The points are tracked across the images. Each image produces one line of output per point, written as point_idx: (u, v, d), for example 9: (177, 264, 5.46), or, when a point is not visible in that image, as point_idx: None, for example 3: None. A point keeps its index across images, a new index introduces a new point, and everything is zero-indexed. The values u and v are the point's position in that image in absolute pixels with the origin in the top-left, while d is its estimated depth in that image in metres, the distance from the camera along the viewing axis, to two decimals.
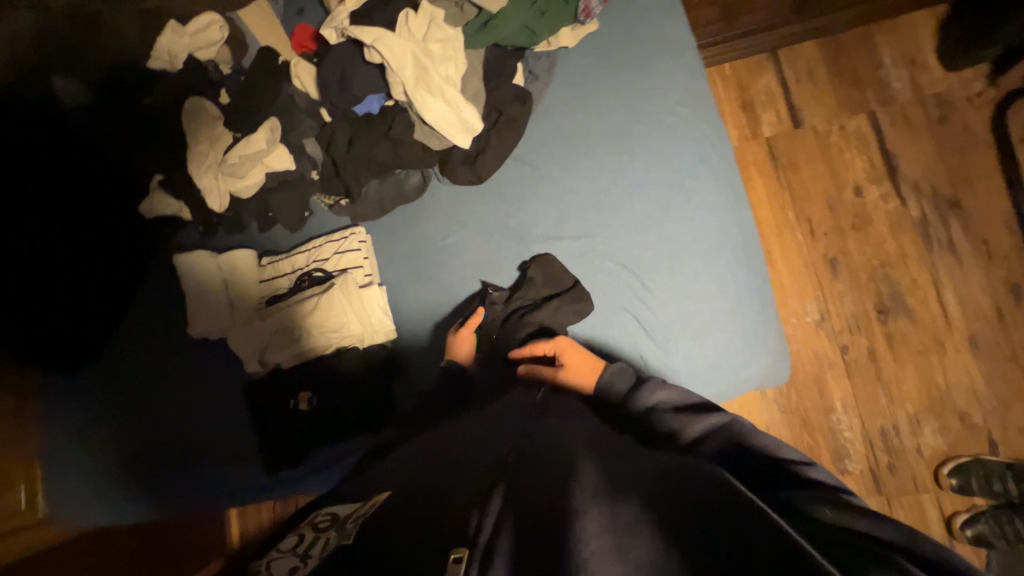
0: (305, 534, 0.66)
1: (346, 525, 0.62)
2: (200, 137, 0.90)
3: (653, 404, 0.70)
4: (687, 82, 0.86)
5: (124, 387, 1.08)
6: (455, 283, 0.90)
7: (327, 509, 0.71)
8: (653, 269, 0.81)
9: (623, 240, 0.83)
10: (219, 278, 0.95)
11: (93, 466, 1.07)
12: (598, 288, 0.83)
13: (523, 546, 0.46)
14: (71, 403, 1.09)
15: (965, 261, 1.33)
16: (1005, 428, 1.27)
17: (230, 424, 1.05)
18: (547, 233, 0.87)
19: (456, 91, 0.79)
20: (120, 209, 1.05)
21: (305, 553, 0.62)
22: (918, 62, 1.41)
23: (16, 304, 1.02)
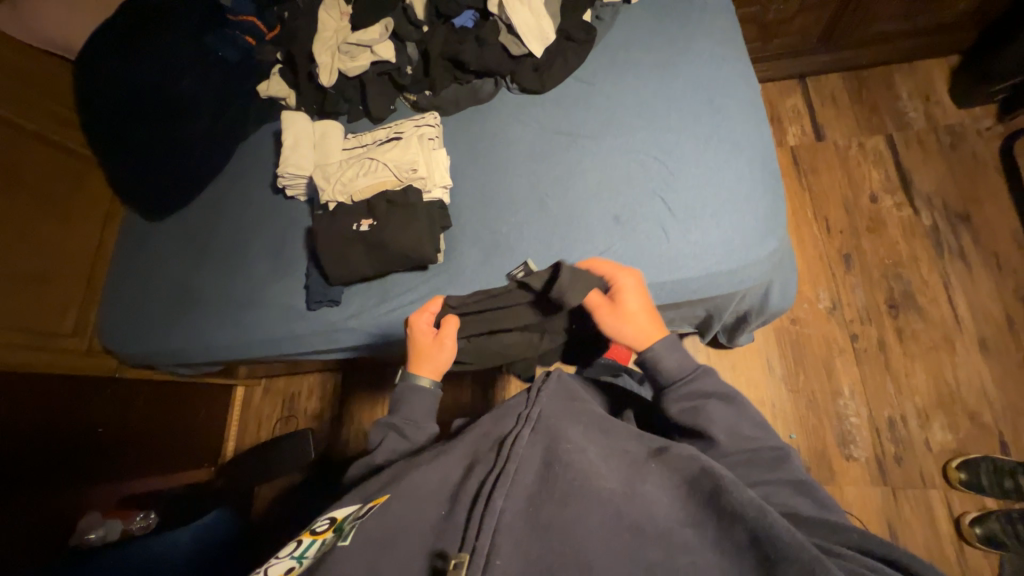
0: (303, 539, 0.68)
1: (342, 527, 0.63)
2: (329, 26, 1.13)
3: (694, 408, 0.70)
4: (726, 30, 1.04)
5: (207, 234, 1.28)
6: (509, 164, 1.05)
7: (326, 514, 0.71)
8: (682, 164, 0.94)
9: (659, 140, 0.97)
10: (312, 140, 1.13)
11: (143, 311, 1.29)
12: (632, 173, 0.96)
13: (527, 547, 0.54)
14: (157, 247, 1.32)
15: (975, 269, 1.41)
16: (1017, 432, 1.26)
17: (268, 278, 1.18)
18: (593, 131, 1.02)
19: (539, 3, 1.02)
20: (240, 87, 1.27)
21: (302, 554, 0.64)
22: (932, 98, 1.59)
23: (145, 151, 1.26)
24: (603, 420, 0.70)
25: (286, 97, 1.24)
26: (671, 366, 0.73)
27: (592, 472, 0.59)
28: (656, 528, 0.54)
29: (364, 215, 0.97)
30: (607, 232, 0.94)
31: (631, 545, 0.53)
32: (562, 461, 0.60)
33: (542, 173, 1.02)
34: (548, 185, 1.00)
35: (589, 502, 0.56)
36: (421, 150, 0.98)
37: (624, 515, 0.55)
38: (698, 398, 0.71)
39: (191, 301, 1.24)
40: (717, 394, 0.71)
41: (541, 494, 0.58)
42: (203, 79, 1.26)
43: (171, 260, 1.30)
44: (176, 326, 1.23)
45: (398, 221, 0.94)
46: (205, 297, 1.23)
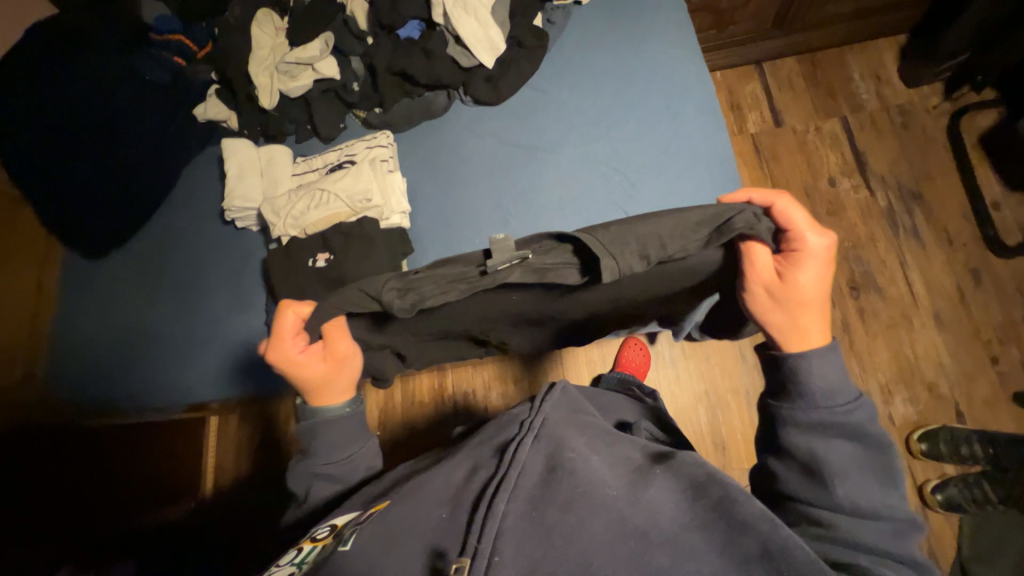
0: (302, 546, 0.60)
1: (346, 530, 0.56)
2: (263, 43, 1.05)
3: (819, 433, 0.57)
4: (680, 30, 1.01)
5: (156, 273, 1.21)
6: (471, 182, 1.01)
7: (326, 520, 0.64)
8: (644, 178, 0.94)
9: (622, 153, 0.96)
10: (259, 169, 1.07)
11: (95, 357, 1.22)
12: (597, 189, 0.95)
13: (530, 552, 0.46)
14: (105, 287, 1.25)
15: (928, 246, 1.46)
16: (971, 400, 1.33)
17: (227, 315, 1.13)
18: (555, 143, 0.99)
19: (486, 12, 0.97)
20: (174, 110, 1.18)
21: (300, 560, 0.57)
22: (883, 78, 1.61)
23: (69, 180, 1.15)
24: (605, 433, 0.65)
25: (228, 119, 1.16)
26: (817, 381, 0.58)
27: (596, 476, 0.53)
28: (661, 536, 0.47)
29: (319, 249, 0.93)
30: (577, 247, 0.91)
31: (636, 552, 0.46)
32: (566, 463, 0.54)
33: (503, 190, 0.99)
34: (511, 201, 0.98)
35: (593, 507, 0.49)
36: (372, 176, 0.93)
37: (630, 519, 0.48)
38: (833, 431, 0.57)
39: (147, 342, 1.18)
40: (852, 427, 0.56)
41: (543, 496, 0.51)
42: (132, 106, 1.17)
43: (121, 304, 1.23)
44: (136, 370, 1.17)
45: (355, 253, 0.90)
46: (161, 338, 1.17)
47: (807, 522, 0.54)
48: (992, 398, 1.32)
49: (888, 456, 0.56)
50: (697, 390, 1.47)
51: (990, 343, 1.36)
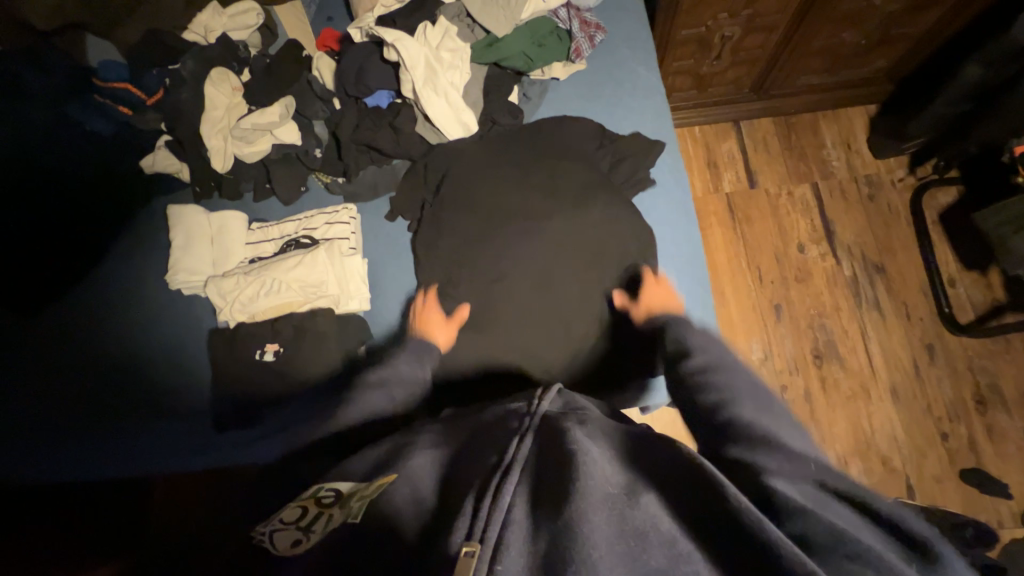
0: (307, 507, 0.61)
1: (353, 503, 0.58)
2: (218, 103, 1.00)
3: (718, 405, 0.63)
4: (655, 121, 1.03)
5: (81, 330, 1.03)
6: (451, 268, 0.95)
7: (328, 482, 0.64)
8: (621, 276, 0.93)
9: (601, 249, 0.94)
10: (207, 236, 1.00)
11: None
12: (577, 286, 0.92)
13: (532, 549, 0.46)
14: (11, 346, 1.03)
15: (888, 319, 1.50)
16: (922, 475, 1.37)
17: (181, 381, 0.99)
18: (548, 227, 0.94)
19: (458, 94, 0.94)
20: (119, 160, 1.09)
21: (307, 527, 0.58)
22: (854, 147, 1.66)
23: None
24: (607, 421, 0.65)
25: (179, 172, 1.07)
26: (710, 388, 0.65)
27: (601, 472, 0.49)
28: (672, 537, 0.44)
29: (268, 339, 0.92)
30: (552, 350, 0.91)
31: (635, 553, 0.43)
32: (564, 457, 0.52)
33: (482, 278, 0.93)
34: (490, 293, 0.92)
35: (598, 500, 0.46)
36: (328, 264, 0.93)
37: (631, 518, 0.45)
38: (723, 398, 0.63)
39: (54, 420, 0.99)
40: (725, 399, 0.62)
41: (549, 493, 0.49)
42: (76, 154, 1.08)
43: (19, 366, 1.02)
44: (44, 459, 0.97)
45: (307, 351, 0.92)
46: (83, 412, 0.99)
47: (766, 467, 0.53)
48: (941, 474, 1.37)
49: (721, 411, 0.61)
50: None
51: (941, 419, 1.41)
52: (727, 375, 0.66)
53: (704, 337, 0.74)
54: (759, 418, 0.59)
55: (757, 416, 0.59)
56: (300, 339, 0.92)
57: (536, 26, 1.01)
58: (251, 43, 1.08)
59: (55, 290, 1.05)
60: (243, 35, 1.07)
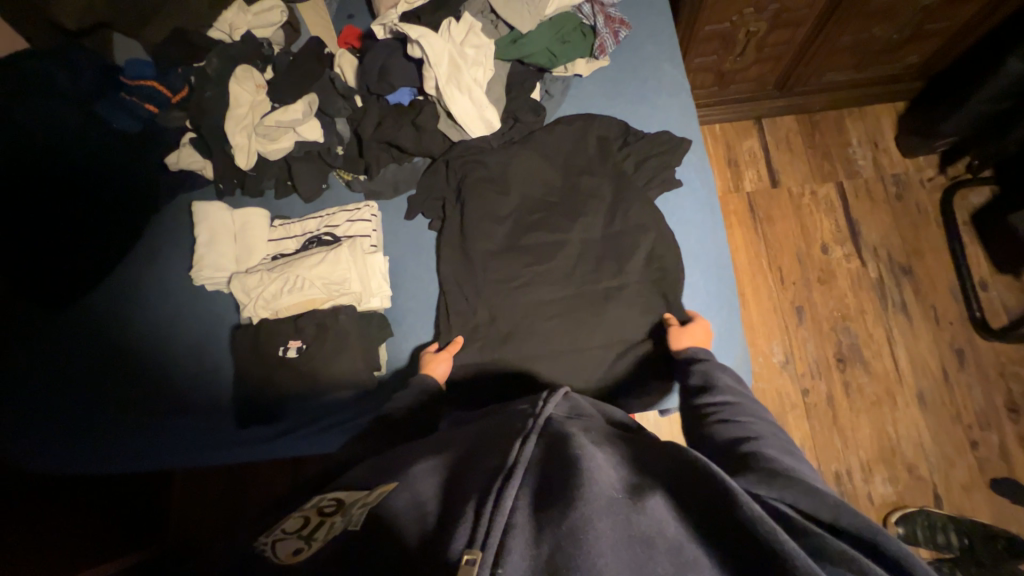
0: (309, 518, 0.60)
1: (355, 512, 0.57)
2: (242, 100, 1.00)
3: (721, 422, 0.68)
4: (680, 118, 1.01)
5: (108, 324, 1.06)
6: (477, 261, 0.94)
7: (331, 493, 0.65)
8: (644, 276, 0.92)
9: (629, 246, 0.93)
10: (231, 232, 1.01)
11: (26, 417, 1.01)
12: (601, 282, 0.92)
13: (536, 549, 0.47)
14: (41, 338, 1.05)
15: (916, 323, 1.46)
16: (950, 483, 1.33)
17: (204, 376, 1.00)
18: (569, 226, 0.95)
19: (482, 91, 0.93)
20: (145, 157, 1.10)
21: (310, 536, 0.57)
22: (880, 146, 1.61)
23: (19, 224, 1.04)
24: (606, 429, 0.68)
25: (202, 169, 1.08)
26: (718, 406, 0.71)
27: (602, 476, 0.52)
28: (666, 542, 0.46)
29: (291, 336, 0.93)
30: (575, 345, 0.90)
31: (637, 559, 0.45)
32: (567, 461, 0.55)
33: (508, 272, 0.93)
34: (515, 287, 0.93)
35: (597, 503, 0.49)
36: (351, 262, 0.92)
37: (634, 521, 0.48)
38: (729, 418, 0.68)
39: (82, 411, 1.01)
40: (731, 420, 0.67)
41: (551, 495, 0.51)
42: (104, 151, 1.10)
43: (47, 358, 1.04)
44: (71, 450, 0.99)
45: (329, 348, 0.91)
46: (108, 404, 1.01)
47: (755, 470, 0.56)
48: (970, 483, 1.32)
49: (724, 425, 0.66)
50: None
51: (971, 427, 1.37)
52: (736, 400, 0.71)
53: (730, 375, 0.77)
54: (776, 452, 0.60)
55: (778, 454, 0.59)
56: (322, 336, 0.92)
57: (560, 22, 1.00)
58: (274, 41, 1.09)
59: (83, 285, 1.07)
60: (267, 33, 1.08)
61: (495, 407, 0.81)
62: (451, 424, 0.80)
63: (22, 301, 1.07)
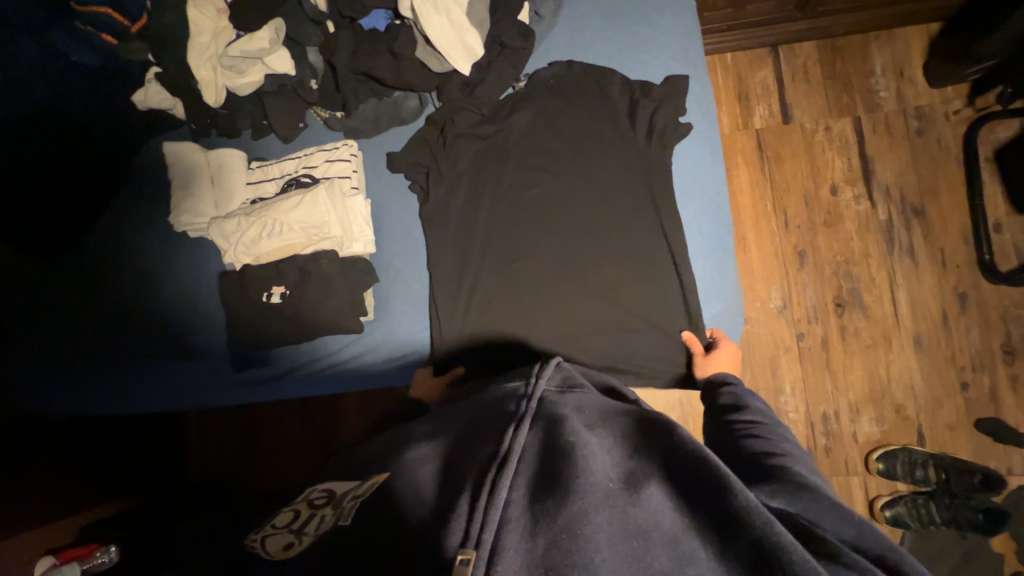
0: (300, 511, 0.70)
1: (342, 505, 0.66)
2: (204, 28, 0.92)
3: (752, 438, 0.68)
4: (684, 42, 0.92)
5: (96, 272, 1.05)
6: (467, 214, 0.92)
7: (321, 487, 0.75)
8: (641, 216, 0.88)
9: (627, 210, 0.88)
10: (209, 175, 0.97)
11: (28, 359, 1.04)
12: (598, 247, 0.89)
13: (532, 543, 0.50)
14: (29, 286, 1.06)
15: (921, 266, 1.42)
16: (936, 423, 1.36)
17: (197, 321, 1.01)
18: (562, 166, 0.90)
19: (460, 13, 0.85)
20: (111, 95, 1.04)
21: (300, 530, 0.66)
22: (906, 75, 1.48)
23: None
24: (602, 404, 0.71)
25: (172, 107, 1.02)
26: (750, 422, 0.72)
27: (596, 466, 0.55)
28: (662, 533, 0.50)
29: (274, 282, 0.92)
30: (568, 302, 0.89)
31: (635, 550, 0.49)
32: (563, 451, 0.58)
33: (500, 228, 0.91)
34: (505, 231, 0.91)
35: (591, 496, 0.52)
36: (329, 206, 0.90)
37: (631, 513, 0.51)
38: (761, 433, 0.69)
39: (80, 357, 1.03)
40: (764, 436, 0.68)
41: (546, 488, 0.54)
42: (66, 89, 1.03)
43: (39, 304, 1.05)
44: (82, 393, 1.03)
45: (314, 293, 0.91)
46: (108, 351, 1.03)
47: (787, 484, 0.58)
48: (956, 423, 1.35)
49: (758, 441, 0.67)
50: (670, 396, 1.45)
51: (963, 369, 1.37)
52: (766, 418, 0.72)
53: (751, 396, 0.79)
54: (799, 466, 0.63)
55: (805, 473, 0.62)
56: (307, 283, 0.91)
57: None
58: None
59: (65, 232, 1.05)
60: None
61: (496, 374, 0.84)
62: (450, 394, 0.84)
63: (11, 251, 1.07)
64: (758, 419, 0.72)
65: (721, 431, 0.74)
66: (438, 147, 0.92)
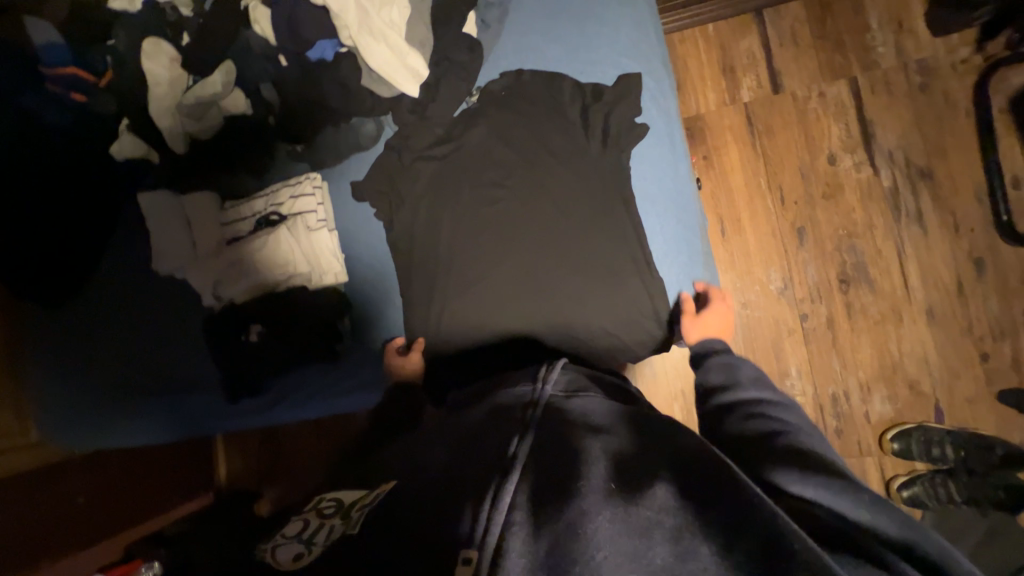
0: (310, 521, 0.69)
1: (352, 514, 0.65)
2: (160, 78, 0.94)
3: (754, 415, 0.67)
4: (636, 35, 0.88)
5: (106, 314, 1.13)
6: (431, 236, 0.91)
7: (330, 496, 0.73)
8: (605, 223, 0.86)
9: (592, 219, 0.86)
10: (183, 217, 0.98)
11: (56, 398, 1.14)
12: (568, 259, 0.87)
13: (535, 546, 0.51)
14: (43, 338, 1.14)
15: (931, 233, 1.33)
16: (954, 398, 1.29)
17: (193, 358, 1.08)
18: (521, 177, 0.88)
19: (397, 36, 0.87)
20: (91, 148, 1.09)
21: (310, 539, 0.65)
22: (905, 25, 1.37)
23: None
24: (607, 401, 0.73)
25: (147, 155, 1.07)
26: (749, 395, 0.71)
27: (600, 468, 0.57)
28: (666, 528, 0.51)
29: (251, 321, 0.97)
30: (536, 317, 0.88)
31: (637, 548, 0.50)
32: (568, 454, 0.60)
33: (464, 246, 0.90)
34: (473, 249, 0.90)
35: (597, 499, 0.53)
36: (296, 243, 0.92)
37: (632, 511, 0.52)
38: (766, 410, 0.68)
39: (99, 397, 1.13)
40: (769, 416, 0.67)
41: (548, 491, 0.56)
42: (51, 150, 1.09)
43: (52, 353, 1.14)
44: (108, 428, 1.14)
45: (290, 326, 0.95)
46: (127, 387, 1.12)
47: (806, 467, 0.56)
48: (975, 396, 1.28)
49: (761, 419, 0.66)
50: (670, 387, 1.42)
51: (982, 339, 1.29)
52: (765, 391, 0.71)
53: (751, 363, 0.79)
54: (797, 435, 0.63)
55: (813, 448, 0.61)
56: (285, 319, 0.95)
57: None
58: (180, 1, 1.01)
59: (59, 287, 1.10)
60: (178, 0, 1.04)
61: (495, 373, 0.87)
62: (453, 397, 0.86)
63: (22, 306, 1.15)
64: (758, 394, 0.71)
65: (722, 411, 0.71)
66: (398, 173, 0.91)
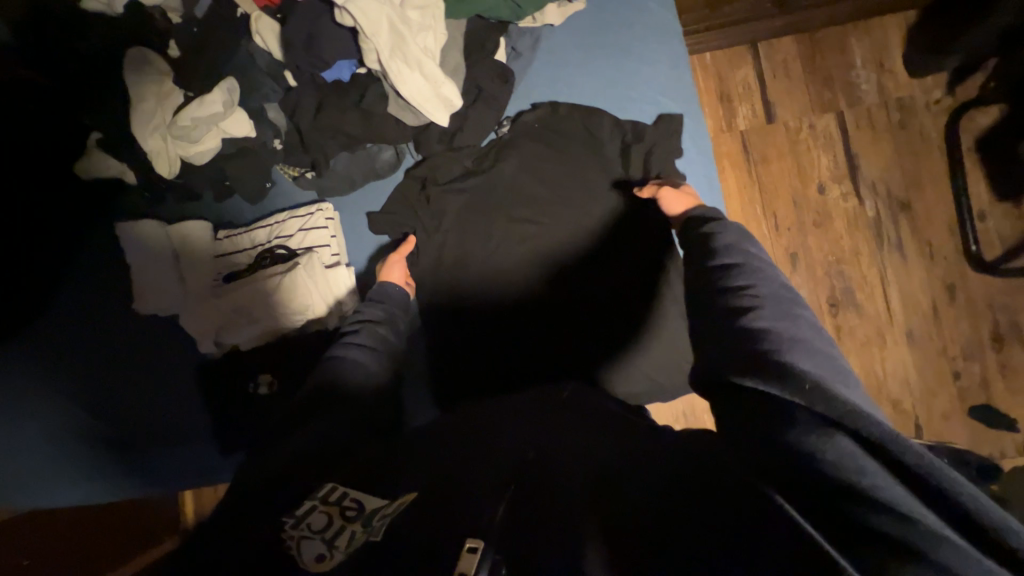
0: (330, 514, 0.59)
1: (375, 522, 0.57)
2: (146, 93, 0.87)
3: (732, 295, 0.68)
4: (660, 75, 0.97)
5: (75, 342, 1.03)
6: (474, 256, 0.95)
7: (346, 487, 0.63)
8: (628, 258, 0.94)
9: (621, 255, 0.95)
10: (170, 253, 0.93)
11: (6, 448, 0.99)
12: (600, 290, 0.95)
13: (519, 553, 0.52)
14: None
15: (910, 261, 1.43)
16: (931, 415, 1.39)
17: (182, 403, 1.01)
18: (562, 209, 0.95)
19: (432, 64, 0.84)
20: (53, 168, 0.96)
21: (331, 540, 0.55)
22: (886, 65, 1.46)
23: None
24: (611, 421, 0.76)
25: (121, 174, 0.98)
26: (728, 269, 0.71)
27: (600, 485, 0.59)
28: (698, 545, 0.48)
29: (262, 371, 0.94)
30: (562, 347, 0.94)
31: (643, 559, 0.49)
32: (560, 473, 0.64)
33: (505, 272, 0.95)
34: (514, 275, 0.95)
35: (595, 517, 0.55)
36: (309, 280, 0.89)
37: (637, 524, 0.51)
38: (745, 288, 0.68)
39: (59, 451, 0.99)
40: (747, 296, 0.67)
41: (537, 506, 0.58)
42: None
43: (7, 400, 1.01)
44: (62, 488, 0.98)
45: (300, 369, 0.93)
46: (98, 430, 1.01)
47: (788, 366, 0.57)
48: (950, 412, 1.38)
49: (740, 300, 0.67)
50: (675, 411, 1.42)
51: (955, 359, 1.40)
52: (745, 263, 0.71)
53: (738, 234, 0.76)
54: (777, 327, 0.63)
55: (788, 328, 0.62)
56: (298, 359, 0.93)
57: None
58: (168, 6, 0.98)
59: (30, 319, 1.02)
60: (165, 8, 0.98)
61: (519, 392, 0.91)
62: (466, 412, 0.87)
63: None
64: (738, 269, 0.71)
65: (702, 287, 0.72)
66: (432, 203, 0.93)
